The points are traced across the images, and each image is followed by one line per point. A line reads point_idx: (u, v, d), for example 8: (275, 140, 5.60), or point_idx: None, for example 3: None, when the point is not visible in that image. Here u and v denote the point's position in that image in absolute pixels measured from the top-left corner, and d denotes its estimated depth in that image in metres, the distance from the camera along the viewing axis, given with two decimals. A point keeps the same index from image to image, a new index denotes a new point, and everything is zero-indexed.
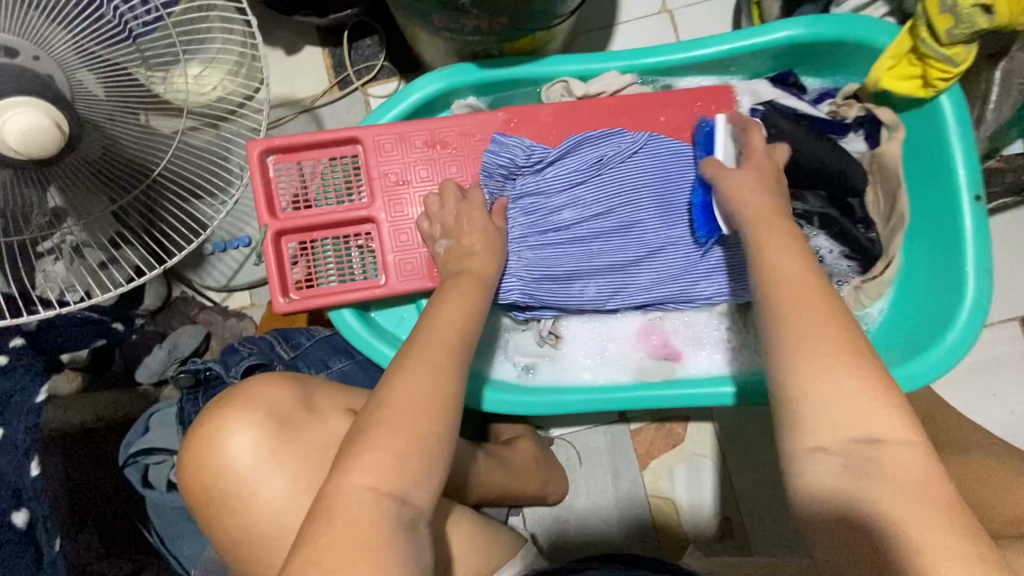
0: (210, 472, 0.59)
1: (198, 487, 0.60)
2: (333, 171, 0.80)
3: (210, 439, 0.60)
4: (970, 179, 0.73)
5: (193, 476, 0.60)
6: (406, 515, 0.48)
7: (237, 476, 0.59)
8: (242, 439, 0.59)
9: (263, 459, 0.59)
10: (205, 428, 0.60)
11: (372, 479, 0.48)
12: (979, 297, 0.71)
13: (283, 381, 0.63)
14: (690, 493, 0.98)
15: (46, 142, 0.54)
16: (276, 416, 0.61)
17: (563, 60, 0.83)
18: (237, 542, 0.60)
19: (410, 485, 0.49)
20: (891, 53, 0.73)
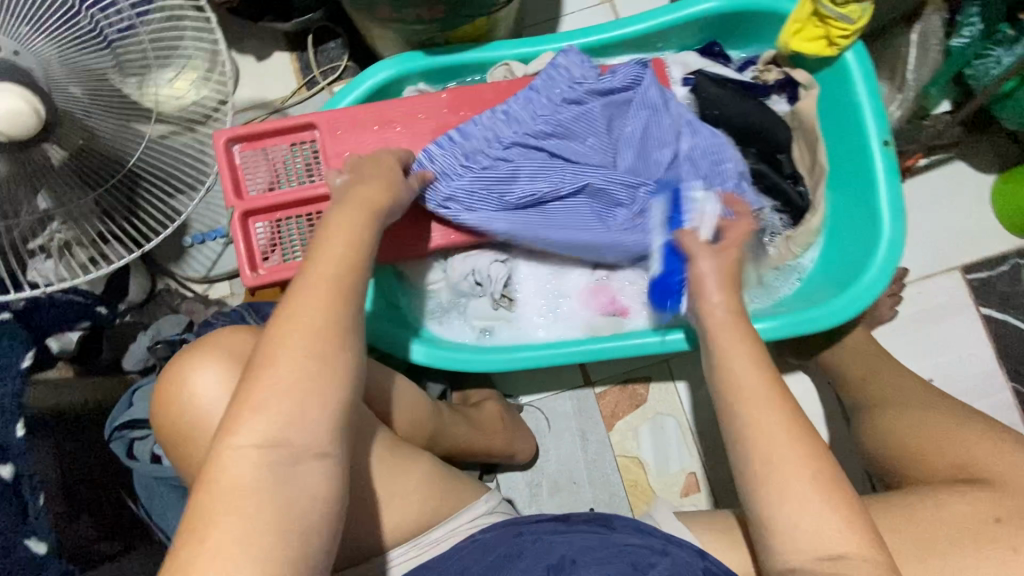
0: (180, 410, 0.64)
1: (173, 431, 0.65)
2: (294, 156, 0.86)
3: (182, 379, 0.64)
4: (878, 127, 0.78)
5: (166, 422, 0.65)
6: (288, 447, 0.48)
7: (208, 412, 0.63)
8: (212, 376, 0.63)
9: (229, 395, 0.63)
10: (179, 370, 0.64)
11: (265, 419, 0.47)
12: (893, 235, 0.76)
13: (242, 332, 0.67)
14: (655, 451, 1.03)
15: (24, 122, 0.61)
16: (235, 358, 0.64)
17: (503, 46, 0.91)
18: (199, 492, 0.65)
19: (305, 423, 0.48)
20: (796, 17, 0.80)
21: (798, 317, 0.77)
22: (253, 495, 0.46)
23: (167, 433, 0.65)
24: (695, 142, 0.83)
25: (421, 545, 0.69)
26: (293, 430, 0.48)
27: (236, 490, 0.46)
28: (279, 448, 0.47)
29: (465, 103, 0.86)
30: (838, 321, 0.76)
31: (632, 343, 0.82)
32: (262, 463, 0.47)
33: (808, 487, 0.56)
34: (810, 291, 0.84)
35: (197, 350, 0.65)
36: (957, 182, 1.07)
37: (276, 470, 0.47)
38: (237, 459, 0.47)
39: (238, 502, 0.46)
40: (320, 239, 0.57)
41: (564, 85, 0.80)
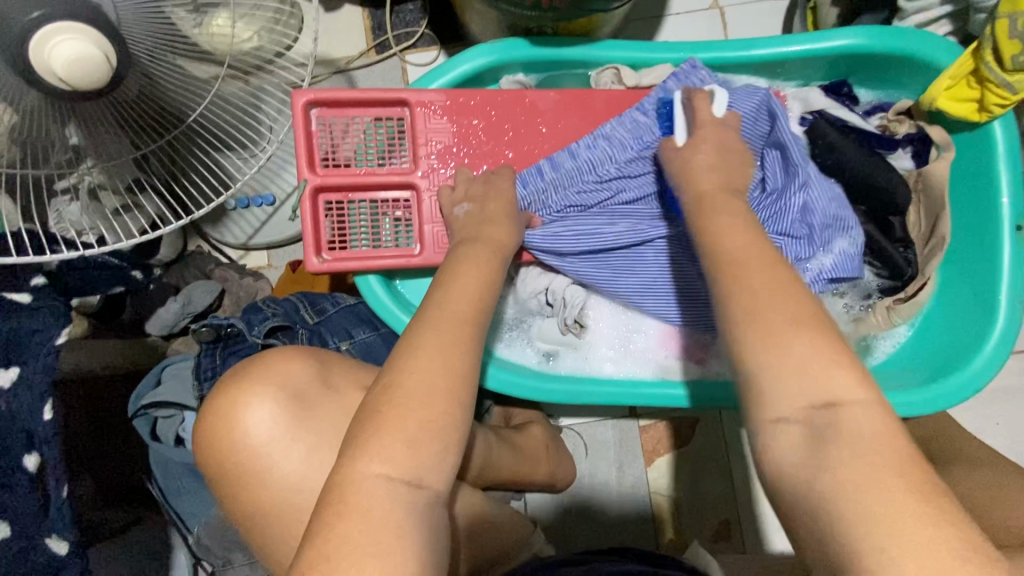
0: (225, 447, 0.60)
1: (219, 464, 0.60)
2: (376, 131, 0.77)
3: (233, 413, 0.59)
4: (1013, 208, 0.73)
5: (209, 445, 0.60)
6: (426, 490, 0.47)
7: (258, 445, 0.60)
8: (266, 413, 0.60)
9: (288, 426, 0.60)
10: (228, 400, 0.60)
11: (384, 468, 0.46)
12: (1010, 325, 0.72)
13: (300, 356, 0.63)
14: (692, 494, 0.99)
15: (94, 72, 0.53)
16: (292, 395, 0.61)
17: (615, 45, 0.81)
18: (248, 513, 0.61)
19: (425, 470, 0.47)
20: (952, 73, 0.72)
21: (896, 397, 0.72)
22: (377, 543, 0.43)
23: (208, 463, 0.61)
24: (823, 190, 0.76)
25: None
26: (426, 477, 0.47)
27: (371, 526, 0.44)
28: (419, 488, 0.46)
29: (571, 106, 0.78)
30: (938, 407, 0.72)
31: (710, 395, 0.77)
32: (395, 500, 0.45)
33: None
34: (904, 369, 0.79)
35: (243, 379, 0.60)
36: None
37: (415, 512, 0.45)
38: (372, 492, 0.45)
39: (372, 542, 0.43)
40: (447, 279, 0.59)
41: (680, 100, 0.77)
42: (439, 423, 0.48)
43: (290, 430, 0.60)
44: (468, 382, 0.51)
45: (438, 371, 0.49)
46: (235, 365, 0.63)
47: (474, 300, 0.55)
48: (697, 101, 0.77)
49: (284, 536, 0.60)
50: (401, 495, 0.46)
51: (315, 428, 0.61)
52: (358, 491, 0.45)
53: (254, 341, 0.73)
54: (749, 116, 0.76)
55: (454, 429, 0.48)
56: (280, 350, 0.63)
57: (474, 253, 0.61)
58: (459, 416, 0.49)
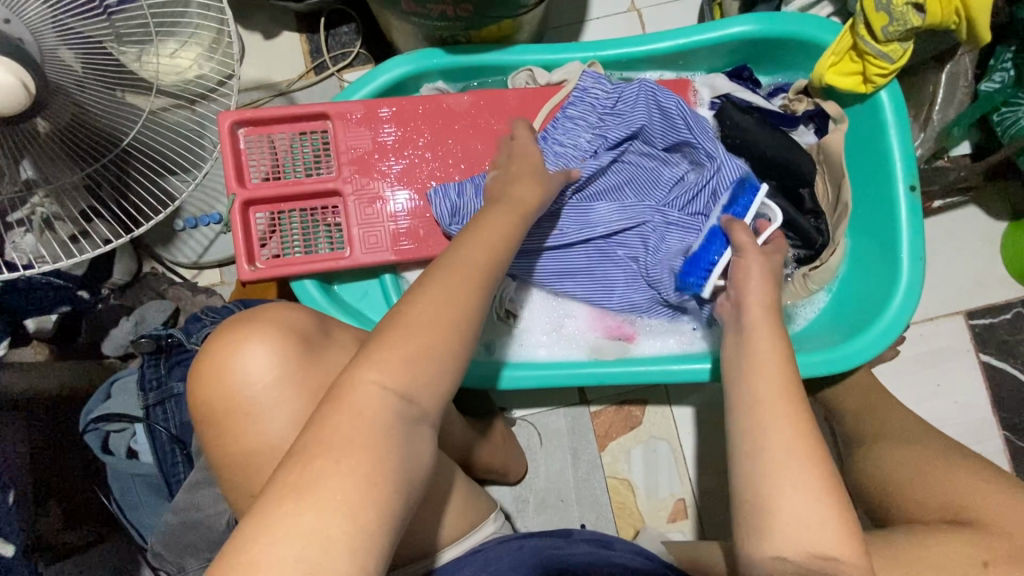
0: (224, 392, 0.59)
1: (217, 403, 0.60)
2: (302, 145, 0.82)
3: (226, 359, 0.59)
4: (906, 171, 0.77)
5: (211, 386, 0.59)
6: (416, 406, 0.49)
7: (250, 389, 0.59)
8: (259, 357, 0.59)
9: (276, 376, 0.59)
10: (224, 344, 0.60)
11: (384, 377, 0.48)
12: (911, 282, 0.75)
13: (298, 308, 0.65)
14: (647, 476, 1.01)
15: (11, 98, 0.57)
16: (299, 334, 0.62)
17: (527, 49, 0.86)
18: None
19: (420, 390, 0.49)
20: (834, 50, 0.77)
21: (808, 359, 0.75)
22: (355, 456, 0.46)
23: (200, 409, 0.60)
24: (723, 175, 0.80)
25: None
26: (422, 395, 0.49)
27: (362, 424, 0.46)
28: (409, 404, 0.48)
29: (487, 107, 0.83)
30: (849, 367, 0.75)
31: (656, 369, 0.80)
32: (389, 412, 0.47)
33: (814, 546, 0.54)
34: (821, 332, 0.82)
35: (246, 323, 0.61)
36: (969, 226, 1.05)
37: (401, 424, 0.48)
38: (368, 397, 0.47)
39: (366, 438, 0.46)
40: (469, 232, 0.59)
41: (599, 92, 0.81)
42: (424, 355, 0.50)
43: (281, 379, 0.59)
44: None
45: (453, 307, 0.51)
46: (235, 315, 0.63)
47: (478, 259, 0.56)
48: (616, 92, 0.82)
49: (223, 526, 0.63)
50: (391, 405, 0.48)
51: (302, 383, 0.60)
52: (354, 401, 0.47)
53: (193, 347, 0.77)
54: (656, 108, 0.81)
55: (430, 375, 0.49)
56: (273, 305, 0.64)
57: None
58: (452, 353, 0.51)
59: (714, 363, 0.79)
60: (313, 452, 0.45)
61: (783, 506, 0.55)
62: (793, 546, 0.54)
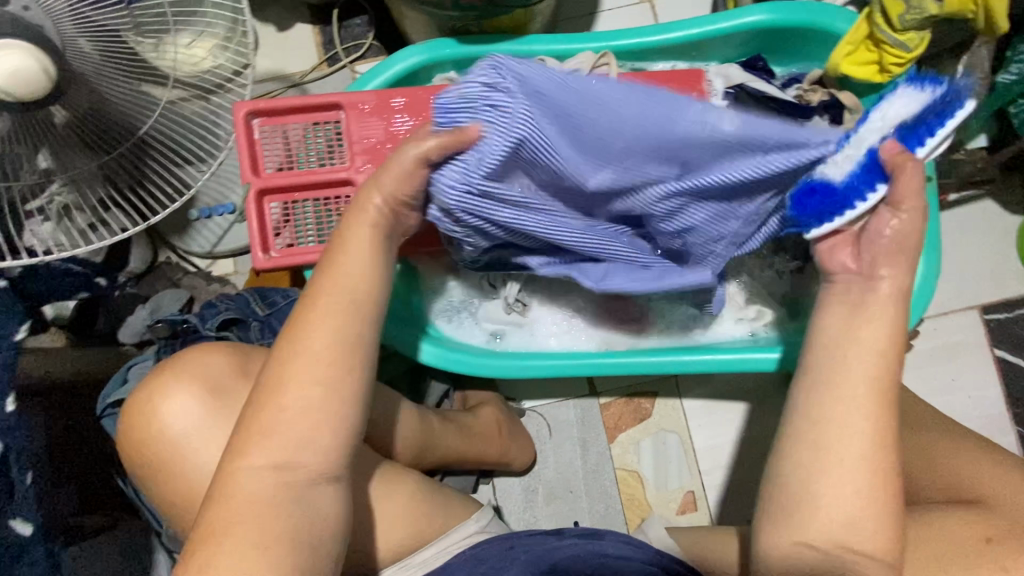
0: (148, 435, 0.63)
1: (143, 453, 0.64)
2: (315, 135, 0.83)
3: (150, 408, 0.63)
4: None
5: (133, 435, 0.63)
6: (297, 472, 0.52)
7: (171, 436, 0.63)
8: (183, 405, 0.62)
9: (194, 426, 0.62)
10: (146, 397, 0.63)
11: (268, 460, 0.51)
12: (927, 272, 0.75)
13: (217, 352, 0.65)
14: (656, 468, 1.01)
15: (33, 84, 0.58)
16: (210, 384, 0.63)
17: (539, 40, 0.86)
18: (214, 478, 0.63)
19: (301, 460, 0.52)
20: (850, 39, 0.76)
21: None
22: (266, 511, 0.51)
23: (136, 454, 0.64)
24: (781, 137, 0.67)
25: (404, 565, 0.67)
26: (302, 457, 0.52)
27: (243, 506, 0.51)
28: (286, 470, 0.52)
29: None
30: None
31: (682, 360, 0.80)
32: (268, 486, 0.51)
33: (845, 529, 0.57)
34: None
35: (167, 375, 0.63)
36: (985, 219, 1.04)
37: (286, 495, 0.52)
38: (246, 480, 0.51)
39: (247, 518, 0.51)
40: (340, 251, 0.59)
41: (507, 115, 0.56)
42: (302, 427, 0.52)
43: (199, 427, 0.62)
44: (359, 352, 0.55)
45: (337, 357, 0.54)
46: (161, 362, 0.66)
47: (354, 286, 0.57)
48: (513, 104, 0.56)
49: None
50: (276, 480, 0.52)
51: (230, 419, 0.63)
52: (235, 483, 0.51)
53: (207, 334, 0.77)
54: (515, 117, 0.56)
55: (319, 442, 0.53)
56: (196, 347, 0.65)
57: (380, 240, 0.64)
58: (335, 413, 0.53)
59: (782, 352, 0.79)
60: (210, 526, 0.50)
61: None
62: (822, 526, 0.57)
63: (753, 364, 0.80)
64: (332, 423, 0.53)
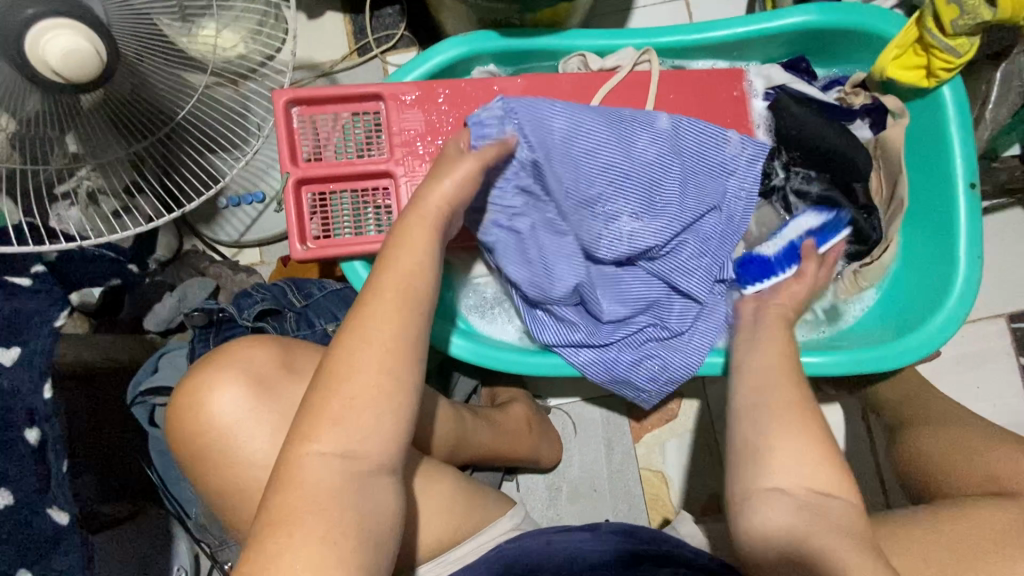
0: (195, 427, 0.62)
1: (192, 445, 0.63)
2: (354, 125, 0.82)
3: (197, 399, 0.62)
4: (966, 168, 0.76)
5: (184, 424, 0.62)
6: (364, 462, 0.50)
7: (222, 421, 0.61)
8: (230, 397, 0.62)
9: (246, 413, 0.62)
10: (192, 390, 0.62)
11: (329, 457, 0.49)
12: (969, 280, 0.74)
13: (261, 343, 0.65)
14: (681, 469, 1.01)
15: (84, 66, 0.57)
16: (257, 377, 0.63)
17: (580, 35, 0.86)
18: (252, 473, 0.62)
19: (366, 457, 0.50)
20: (898, 43, 0.76)
21: (868, 352, 0.74)
22: (333, 503, 0.49)
23: (182, 438, 0.62)
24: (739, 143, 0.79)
25: (442, 562, 0.66)
26: (363, 454, 0.50)
27: (306, 506, 0.48)
28: (353, 460, 0.50)
29: (539, 92, 0.83)
30: (905, 362, 0.74)
31: None
32: (334, 473, 0.49)
33: (814, 479, 0.55)
34: (868, 331, 0.81)
35: (213, 364, 0.63)
36: (1015, 228, 1.03)
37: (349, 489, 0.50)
38: (314, 468, 0.49)
39: (315, 515, 0.48)
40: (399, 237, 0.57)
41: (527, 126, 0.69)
42: (366, 410, 0.50)
43: (250, 412, 0.62)
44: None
45: (402, 341, 0.52)
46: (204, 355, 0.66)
47: (415, 274, 0.55)
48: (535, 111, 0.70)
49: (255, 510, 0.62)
50: (335, 476, 0.49)
51: (276, 408, 0.62)
52: (295, 482, 0.49)
53: (245, 324, 0.77)
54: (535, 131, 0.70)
55: (384, 424, 0.50)
56: (238, 341, 0.65)
57: None
58: (401, 397, 0.51)
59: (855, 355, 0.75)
60: (276, 517, 0.48)
61: (843, 496, 0.55)
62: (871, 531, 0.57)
63: (827, 370, 0.75)
64: (396, 404, 0.51)
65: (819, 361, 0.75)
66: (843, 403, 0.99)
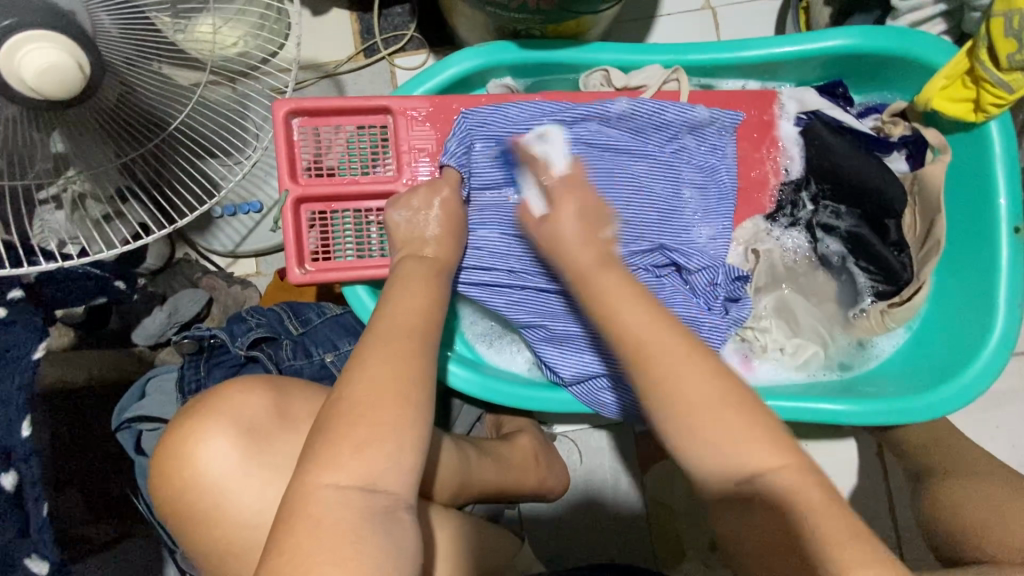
0: (182, 481, 0.57)
1: (177, 500, 0.58)
2: (360, 138, 0.77)
3: (185, 451, 0.57)
4: (1011, 210, 0.72)
5: (170, 478, 0.57)
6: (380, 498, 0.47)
7: (213, 475, 0.57)
8: (221, 447, 0.57)
9: (239, 465, 0.58)
10: (180, 438, 0.57)
11: (330, 528, 0.45)
12: (1008, 328, 0.71)
13: (260, 386, 0.60)
14: (687, 503, 0.98)
15: (64, 82, 0.51)
16: (247, 425, 0.59)
17: (604, 48, 0.80)
18: (244, 526, 0.58)
19: (370, 528, 0.46)
20: (947, 73, 0.71)
21: (898, 403, 0.71)
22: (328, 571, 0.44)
23: (170, 496, 0.58)
24: (709, 114, 0.76)
25: None
26: (370, 526, 0.46)
27: None
28: (381, 493, 0.47)
29: None
30: (936, 415, 0.71)
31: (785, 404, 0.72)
32: (351, 508, 0.46)
33: None
34: (898, 377, 0.77)
35: (204, 411, 0.58)
36: None
37: None
38: (324, 527, 0.45)
39: None
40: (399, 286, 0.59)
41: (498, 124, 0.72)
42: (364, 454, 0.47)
43: (246, 464, 0.58)
44: (420, 404, 0.50)
45: (403, 393, 0.50)
46: (192, 398, 0.60)
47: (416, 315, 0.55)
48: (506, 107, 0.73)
49: (242, 564, 0.58)
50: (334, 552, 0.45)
51: (274, 454, 0.58)
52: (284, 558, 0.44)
53: (237, 353, 0.72)
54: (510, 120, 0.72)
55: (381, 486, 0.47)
56: (232, 379, 0.61)
57: (418, 274, 0.60)
58: (397, 468, 0.48)
59: (886, 405, 0.71)
60: None
61: None
62: None
63: (850, 421, 0.71)
64: (391, 475, 0.48)
65: (844, 409, 0.71)
66: (859, 439, 0.96)
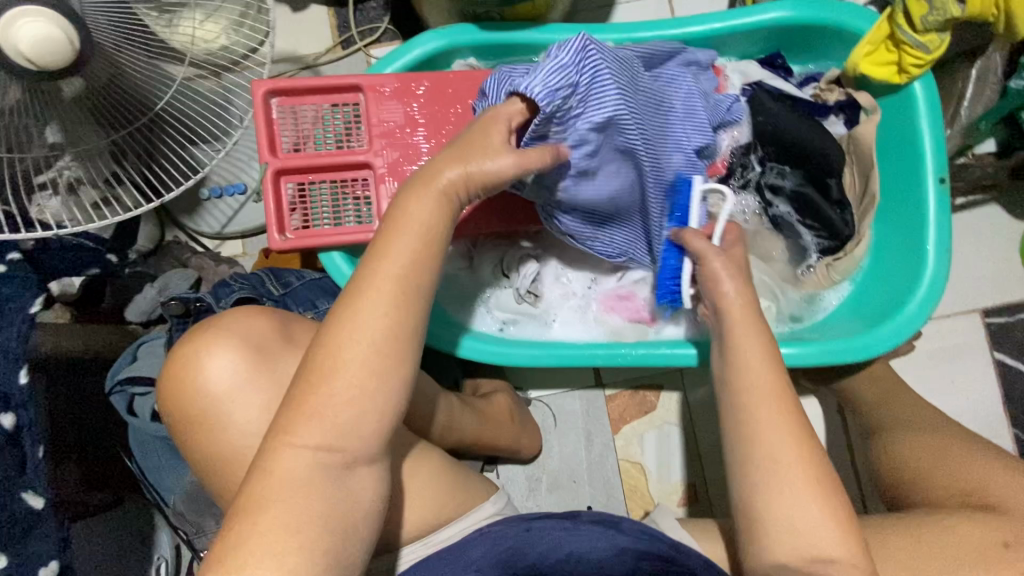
0: (189, 392, 0.62)
1: (181, 414, 0.63)
2: (333, 116, 0.83)
3: (190, 369, 0.62)
4: (936, 163, 0.77)
5: (173, 397, 0.62)
6: (350, 438, 0.50)
7: (210, 395, 0.62)
8: (223, 365, 0.62)
9: (228, 393, 0.62)
10: (185, 354, 0.62)
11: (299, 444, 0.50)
12: (937, 271, 0.76)
13: (255, 313, 0.66)
14: (658, 461, 1.02)
15: (58, 52, 0.57)
16: (250, 347, 0.63)
17: (559, 30, 0.85)
18: (225, 460, 0.62)
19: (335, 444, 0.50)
20: (871, 39, 0.78)
21: (834, 345, 0.75)
22: (299, 478, 0.49)
23: (172, 412, 0.63)
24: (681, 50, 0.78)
25: (417, 548, 0.67)
26: (340, 440, 0.50)
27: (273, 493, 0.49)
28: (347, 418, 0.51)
29: None
30: (868, 355, 0.75)
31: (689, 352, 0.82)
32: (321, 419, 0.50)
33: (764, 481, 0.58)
34: (845, 323, 0.82)
35: (207, 333, 0.63)
36: (989, 225, 1.04)
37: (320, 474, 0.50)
38: (300, 445, 0.49)
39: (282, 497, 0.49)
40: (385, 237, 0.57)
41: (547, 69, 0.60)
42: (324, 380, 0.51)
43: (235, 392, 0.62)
44: None
45: None
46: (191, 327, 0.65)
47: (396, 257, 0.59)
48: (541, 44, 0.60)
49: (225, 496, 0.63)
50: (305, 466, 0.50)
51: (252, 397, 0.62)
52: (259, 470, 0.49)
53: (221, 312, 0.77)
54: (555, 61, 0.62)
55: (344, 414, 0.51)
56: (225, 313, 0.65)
57: None
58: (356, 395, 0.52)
59: (824, 346, 0.76)
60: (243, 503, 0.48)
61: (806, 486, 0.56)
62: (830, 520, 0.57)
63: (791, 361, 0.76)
64: None
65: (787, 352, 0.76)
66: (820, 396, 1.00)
